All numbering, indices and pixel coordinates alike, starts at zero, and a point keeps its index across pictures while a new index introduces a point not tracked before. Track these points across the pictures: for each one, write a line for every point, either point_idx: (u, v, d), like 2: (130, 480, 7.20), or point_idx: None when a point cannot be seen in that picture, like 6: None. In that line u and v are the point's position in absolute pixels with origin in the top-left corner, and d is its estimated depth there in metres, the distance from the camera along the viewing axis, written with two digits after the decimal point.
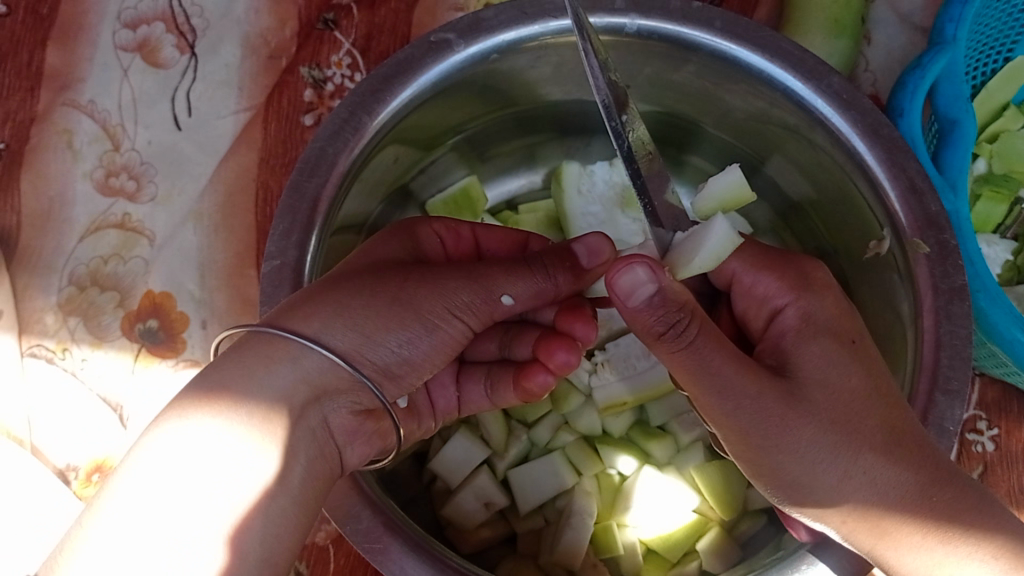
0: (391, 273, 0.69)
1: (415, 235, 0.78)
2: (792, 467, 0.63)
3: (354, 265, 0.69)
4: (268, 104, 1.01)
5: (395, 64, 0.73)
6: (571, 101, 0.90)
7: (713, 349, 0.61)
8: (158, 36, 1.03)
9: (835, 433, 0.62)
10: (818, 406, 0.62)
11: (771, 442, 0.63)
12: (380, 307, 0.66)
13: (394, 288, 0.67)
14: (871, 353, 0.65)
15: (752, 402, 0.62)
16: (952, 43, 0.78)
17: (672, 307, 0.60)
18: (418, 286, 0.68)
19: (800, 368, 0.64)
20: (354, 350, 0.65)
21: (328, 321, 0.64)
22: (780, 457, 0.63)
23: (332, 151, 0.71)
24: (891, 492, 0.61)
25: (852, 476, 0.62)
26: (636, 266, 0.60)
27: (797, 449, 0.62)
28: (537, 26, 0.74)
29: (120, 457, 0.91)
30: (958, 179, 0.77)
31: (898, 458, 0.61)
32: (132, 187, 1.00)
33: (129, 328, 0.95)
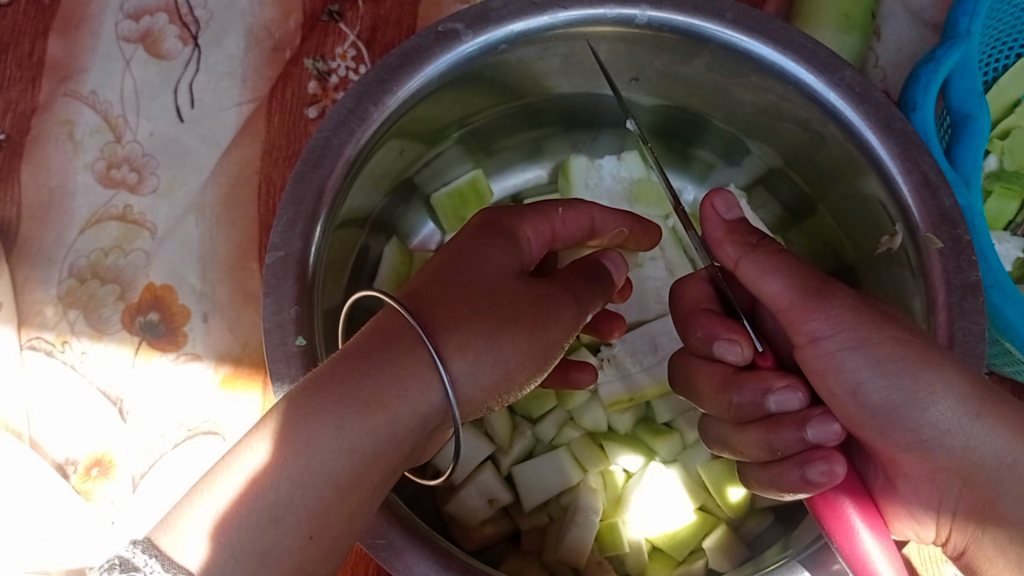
0: (522, 295, 0.64)
1: (517, 238, 0.68)
2: (878, 386, 0.65)
3: (471, 277, 0.63)
4: (272, 96, 1.00)
5: (401, 54, 0.72)
6: (579, 94, 0.89)
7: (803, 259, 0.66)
8: (161, 27, 1.03)
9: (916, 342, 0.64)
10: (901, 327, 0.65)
11: (860, 348, 0.64)
12: (524, 338, 0.62)
13: (533, 316, 0.63)
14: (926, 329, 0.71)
15: (842, 310, 0.65)
16: (966, 37, 0.77)
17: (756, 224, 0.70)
18: (550, 316, 0.64)
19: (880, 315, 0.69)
20: (488, 382, 0.62)
21: (477, 355, 0.60)
22: (868, 378, 0.65)
23: (337, 141, 0.70)
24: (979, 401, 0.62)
25: (936, 391, 0.63)
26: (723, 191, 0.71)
27: (882, 358, 0.64)
28: (547, 17, 0.73)
29: (119, 452, 0.90)
30: (971, 174, 0.77)
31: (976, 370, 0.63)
32: (134, 179, 0.99)
33: (130, 321, 0.94)
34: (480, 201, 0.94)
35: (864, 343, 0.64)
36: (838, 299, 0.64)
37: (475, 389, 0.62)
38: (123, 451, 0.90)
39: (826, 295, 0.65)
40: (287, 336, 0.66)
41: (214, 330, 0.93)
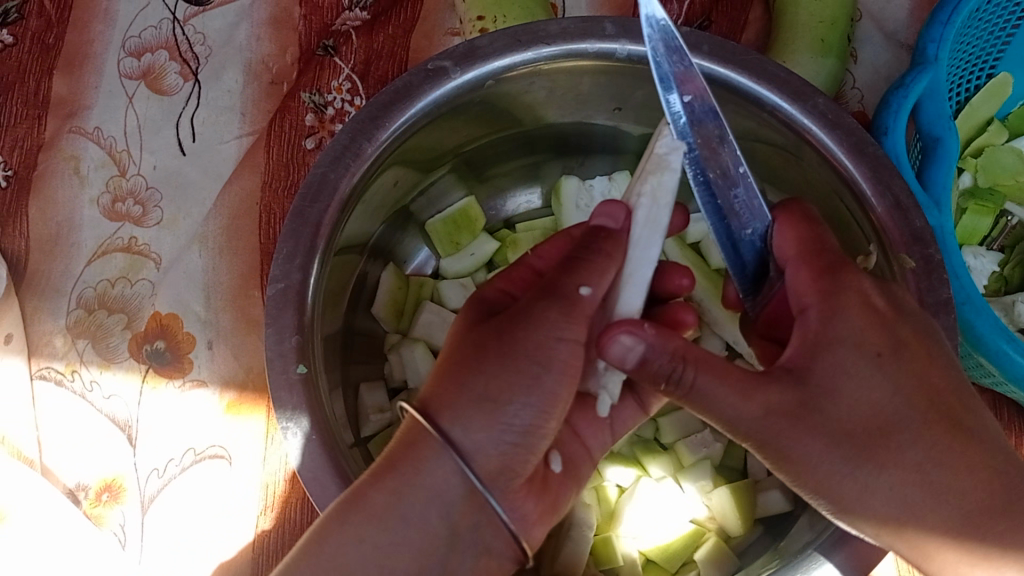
0: (487, 330, 0.62)
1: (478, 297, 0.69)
2: (827, 486, 0.59)
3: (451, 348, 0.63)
4: (270, 128, 1.03)
5: (393, 91, 0.76)
6: (570, 123, 0.92)
7: (713, 380, 0.59)
8: (162, 63, 1.06)
9: (846, 442, 0.58)
10: (831, 416, 0.58)
11: (786, 452, 0.59)
12: (490, 363, 0.59)
13: (490, 342, 0.60)
14: (907, 363, 0.59)
15: (755, 420, 0.59)
16: (933, 63, 0.81)
17: (663, 357, 0.60)
18: (518, 325, 0.61)
19: (816, 371, 0.59)
20: (490, 429, 0.59)
21: (460, 408, 0.58)
22: (803, 472, 0.60)
23: (334, 175, 0.73)
24: (915, 497, 0.57)
25: (873, 486, 0.58)
26: (619, 337, 0.61)
27: (810, 462, 0.59)
28: (532, 53, 0.76)
29: (128, 477, 0.93)
30: (942, 196, 0.80)
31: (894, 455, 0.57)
32: (139, 212, 1.02)
33: (137, 350, 0.97)
34: (473, 228, 0.96)
35: (793, 437, 0.58)
36: (749, 404, 0.59)
37: (485, 435, 0.59)
38: (133, 476, 0.93)
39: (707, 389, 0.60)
40: (289, 363, 0.69)
41: (219, 357, 0.96)
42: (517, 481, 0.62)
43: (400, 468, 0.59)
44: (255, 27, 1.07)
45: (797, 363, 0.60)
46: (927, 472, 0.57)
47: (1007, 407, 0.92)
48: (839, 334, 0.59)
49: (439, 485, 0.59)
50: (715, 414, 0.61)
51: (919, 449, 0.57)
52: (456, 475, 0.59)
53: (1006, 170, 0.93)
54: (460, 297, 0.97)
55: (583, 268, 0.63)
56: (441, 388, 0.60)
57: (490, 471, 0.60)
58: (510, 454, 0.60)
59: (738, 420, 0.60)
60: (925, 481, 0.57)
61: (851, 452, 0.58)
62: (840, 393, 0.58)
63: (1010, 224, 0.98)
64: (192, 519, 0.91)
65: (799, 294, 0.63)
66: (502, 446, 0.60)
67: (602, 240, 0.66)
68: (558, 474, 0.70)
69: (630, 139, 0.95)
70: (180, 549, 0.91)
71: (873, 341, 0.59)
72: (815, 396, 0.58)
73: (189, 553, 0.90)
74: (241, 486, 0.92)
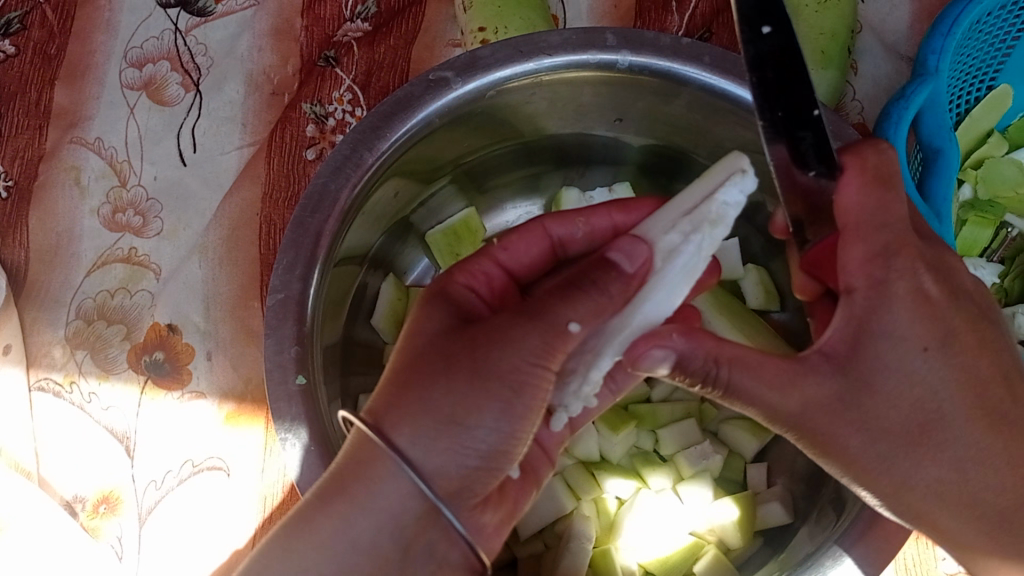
0: (458, 343, 0.60)
1: (448, 293, 0.67)
2: (863, 472, 0.60)
3: (415, 351, 0.61)
4: (270, 139, 1.03)
5: (394, 102, 0.75)
6: (572, 134, 0.92)
7: (755, 381, 0.59)
8: (163, 74, 1.06)
9: (887, 439, 0.58)
10: (875, 416, 0.58)
11: (823, 442, 0.60)
12: (458, 386, 0.58)
13: (465, 360, 0.59)
14: (958, 352, 0.59)
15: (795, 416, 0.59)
16: (935, 75, 0.81)
17: (695, 368, 0.61)
18: (492, 346, 0.59)
19: (867, 364, 0.58)
20: (449, 451, 0.58)
21: (419, 426, 0.58)
22: (838, 458, 0.60)
23: (334, 186, 0.73)
24: (950, 487, 0.60)
25: (911, 478, 0.60)
26: (652, 350, 0.62)
27: (847, 452, 0.59)
28: (533, 64, 0.76)
29: (125, 489, 0.92)
30: (942, 208, 0.80)
31: (934, 451, 0.59)
32: (139, 223, 1.02)
33: (135, 360, 0.96)
34: (474, 238, 0.96)
35: (834, 431, 0.59)
36: (788, 402, 0.58)
37: (443, 457, 0.58)
38: (131, 488, 0.92)
39: (745, 390, 0.59)
40: (288, 375, 0.69)
41: (218, 368, 0.96)
42: (475, 500, 0.62)
43: (352, 489, 0.59)
44: (256, 39, 1.07)
45: (840, 350, 0.59)
46: (963, 468, 0.59)
47: None
48: (886, 326, 0.58)
49: (409, 491, 0.58)
50: (750, 404, 0.60)
51: (961, 444, 0.59)
52: (414, 498, 0.58)
53: (1006, 182, 0.93)
54: None
55: (575, 298, 0.60)
56: (403, 401, 0.58)
57: (448, 490, 0.59)
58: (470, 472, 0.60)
59: (776, 409, 0.59)
60: (960, 474, 0.59)
61: (894, 445, 0.58)
62: (880, 388, 0.57)
63: (1010, 235, 0.98)
64: (191, 531, 0.91)
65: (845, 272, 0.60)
66: (463, 466, 0.59)
67: (609, 280, 0.63)
68: (515, 485, 0.69)
69: (630, 150, 0.95)
70: (179, 561, 0.90)
71: (920, 334, 0.58)
72: (856, 392, 0.58)
73: (187, 564, 0.90)
74: (238, 497, 0.92)
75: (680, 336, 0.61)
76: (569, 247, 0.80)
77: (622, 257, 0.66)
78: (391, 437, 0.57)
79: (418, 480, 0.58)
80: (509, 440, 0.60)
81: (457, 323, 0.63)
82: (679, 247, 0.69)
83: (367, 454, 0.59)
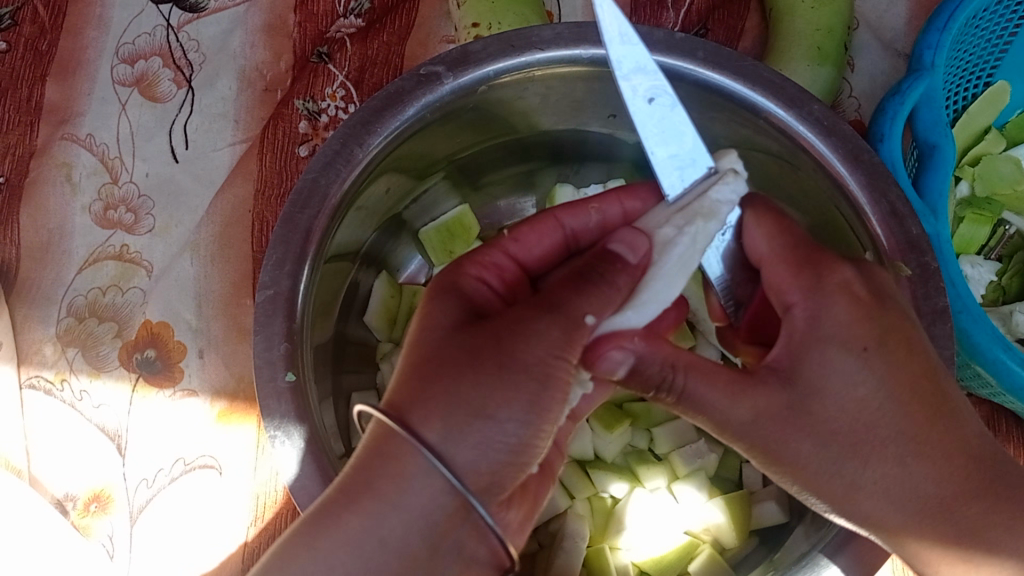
0: (481, 332, 0.59)
1: (455, 286, 0.66)
2: (819, 480, 0.61)
3: (431, 344, 0.59)
4: (263, 136, 1.03)
5: (386, 96, 0.75)
6: (567, 130, 0.91)
7: (702, 386, 0.60)
8: (156, 70, 1.06)
9: (836, 444, 0.59)
10: (820, 419, 0.59)
11: (777, 451, 0.61)
12: (485, 377, 0.57)
13: (490, 351, 0.57)
14: (895, 354, 0.59)
15: (745, 425, 0.60)
16: (930, 69, 0.80)
17: (652, 371, 0.63)
18: (520, 336, 0.58)
19: (806, 371, 0.59)
20: (476, 449, 0.57)
21: (449, 419, 0.56)
22: (794, 470, 0.62)
23: (324, 182, 0.72)
24: (902, 493, 0.60)
25: (861, 485, 0.60)
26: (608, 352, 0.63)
27: (799, 460, 0.60)
28: (525, 58, 0.75)
29: (116, 488, 0.92)
30: (938, 203, 0.79)
31: (880, 454, 0.59)
32: (130, 220, 1.01)
33: (127, 358, 0.96)
34: (467, 235, 0.95)
35: (785, 440, 0.60)
36: (738, 410, 0.60)
37: (474, 454, 0.57)
38: (122, 486, 0.92)
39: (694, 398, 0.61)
40: (277, 372, 0.68)
41: (210, 366, 0.95)
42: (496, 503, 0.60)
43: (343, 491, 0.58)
44: (249, 35, 1.06)
45: (784, 363, 0.60)
46: (910, 468, 0.59)
47: (1007, 420, 0.91)
48: (825, 332, 0.59)
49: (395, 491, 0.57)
50: (701, 414, 0.62)
51: (903, 444, 0.59)
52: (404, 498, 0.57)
53: (1005, 179, 0.93)
54: None
55: (591, 292, 0.62)
56: (428, 394, 0.57)
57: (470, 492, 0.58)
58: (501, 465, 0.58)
59: (724, 422, 0.61)
60: (908, 475, 0.59)
61: (842, 450, 0.59)
62: (826, 391, 0.59)
63: (1008, 234, 0.97)
64: (182, 530, 0.91)
65: (780, 291, 0.63)
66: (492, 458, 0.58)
67: (616, 272, 0.64)
68: (536, 477, 0.68)
69: (624, 147, 0.94)
70: (170, 562, 0.90)
71: (860, 335, 0.59)
72: (803, 397, 0.59)
73: (180, 565, 0.90)
74: (230, 496, 0.91)
75: (640, 340, 0.63)
76: (580, 239, 0.78)
77: (623, 248, 0.67)
78: (421, 432, 0.55)
79: (452, 478, 0.56)
80: (535, 436, 0.59)
81: (469, 317, 0.62)
82: (673, 240, 0.68)
83: (392, 451, 0.57)
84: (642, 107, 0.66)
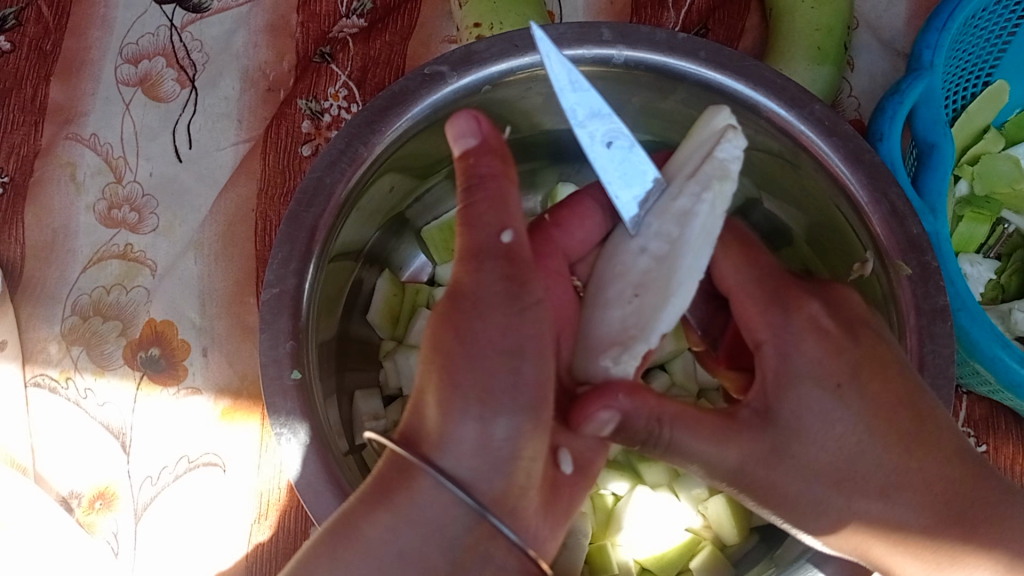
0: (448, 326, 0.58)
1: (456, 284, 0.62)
2: (804, 515, 0.63)
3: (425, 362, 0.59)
4: (266, 135, 1.03)
5: (390, 96, 0.75)
6: (569, 130, 0.92)
7: (688, 436, 0.61)
8: (160, 70, 1.06)
9: (821, 482, 0.61)
10: (800, 462, 0.61)
11: (765, 491, 0.62)
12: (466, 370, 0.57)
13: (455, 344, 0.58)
14: (868, 390, 0.60)
15: (730, 468, 0.62)
16: (929, 68, 0.81)
17: (636, 431, 0.62)
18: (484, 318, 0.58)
19: (780, 414, 0.61)
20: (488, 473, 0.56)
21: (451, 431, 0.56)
22: (779, 507, 0.63)
23: (329, 180, 0.73)
24: (887, 523, 0.61)
25: (847, 518, 0.62)
26: (600, 411, 0.60)
27: (785, 497, 0.62)
28: (527, 58, 0.76)
29: (121, 485, 0.92)
30: (938, 202, 0.79)
31: (859, 489, 0.61)
32: (134, 219, 1.02)
33: (131, 356, 0.96)
34: None
35: (770, 482, 0.62)
36: (726, 455, 0.61)
37: (479, 464, 0.57)
38: (126, 484, 0.92)
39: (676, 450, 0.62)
40: (283, 370, 0.69)
41: (214, 364, 0.96)
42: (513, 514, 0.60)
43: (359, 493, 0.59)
44: (252, 35, 1.07)
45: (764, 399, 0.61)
46: (892, 497, 0.61)
47: (1007, 418, 0.92)
48: (798, 370, 0.61)
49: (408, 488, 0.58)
50: (687, 461, 0.63)
51: (883, 476, 0.60)
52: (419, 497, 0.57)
53: (1003, 178, 0.93)
54: None
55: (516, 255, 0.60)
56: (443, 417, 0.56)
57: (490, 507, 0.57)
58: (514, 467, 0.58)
59: (714, 464, 0.62)
60: (891, 503, 0.61)
61: (828, 486, 0.61)
62: (804, 432, 0.60)
63: (1007, 232, 0.98)
64: (186, 529, 0.91)
65: (753, 329, 0.65)
66: (504, 465, 0.57)
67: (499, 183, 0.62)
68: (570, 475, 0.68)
69: None
70: (175, 559, 0.90)
71: (830, 372, 0.61)
72: (785, 441, 0.60)
73: (184, 562, 0.90)
74: (234, 494, 0.92)
75: (625, 396, 0.60)
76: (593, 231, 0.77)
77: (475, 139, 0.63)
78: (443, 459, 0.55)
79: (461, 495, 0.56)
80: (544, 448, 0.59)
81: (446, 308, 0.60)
82: (693, 209, 0.68)
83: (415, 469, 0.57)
84: (603, 153, 0.65)
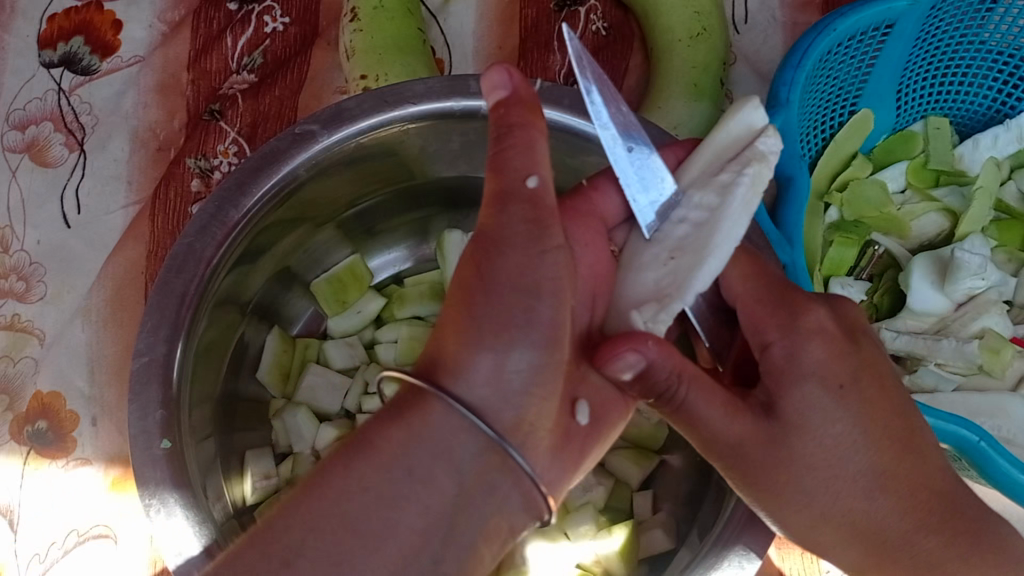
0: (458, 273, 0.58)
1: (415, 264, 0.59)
2: (783, 507, 0.63)
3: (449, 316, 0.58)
4: (156, 197, 1.01)
5: (261, 157, 0.74)
6: (455, 177, 0.91)
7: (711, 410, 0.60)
8: (47, 135, 1.04)
9: (812, 476, 0.61)
10: (798, 454, 0.60)
11: (745, 476, 0.62)
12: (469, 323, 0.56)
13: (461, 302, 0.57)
14: (857, 396, 0.61)
15: (728, 446, 0.61)
16: (785, 105, 0.82)
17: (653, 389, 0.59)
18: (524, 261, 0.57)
19: (789, 404, 0.60)
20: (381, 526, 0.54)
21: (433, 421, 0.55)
22: (759, 498, 0.64)
23: (199, 247, 0.71)
24: (859, 522, 0.63)
25: (830, 513, 0.63)
26: (625, 352, 0.56)
27: (774, 488, 0.62)
28: (396, 112, 0.75)
29: (9, 565, 0.89)
30: (794, 233, 0.81)
31: (850, 488, 0.62)
32: (22, 288, 0.99)
33: (18, 431, 0.93)
34: (361, 285, 0.94)
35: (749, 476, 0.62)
36: (730, 433, 0.60)
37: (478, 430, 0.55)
38: (14, 563, 0.89)
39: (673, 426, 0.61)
40: (152, 440, 0.67)
41: (104, 434, 0.93)
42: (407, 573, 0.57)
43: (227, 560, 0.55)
44: (141, 95, 1.05)
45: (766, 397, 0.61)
46: (873, 498, 0.62)
47: None
48: (806, 369, 0.60)
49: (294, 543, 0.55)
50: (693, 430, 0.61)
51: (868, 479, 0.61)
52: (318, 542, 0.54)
53: (871, 204, 0.95)
54: (349, 359, 0.94)
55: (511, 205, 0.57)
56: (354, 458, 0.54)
57: None
58: (527, 401, 0.57)
59: (714, 438, 0.61)
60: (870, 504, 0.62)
61: (820, 479, 0.61)
62: (807, 426, 0.60)
63: (876, 253, 1.01)
64: None
65: (761, 330, 0.63)
66: (516, 397, 0.57)
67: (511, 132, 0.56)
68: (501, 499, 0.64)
69: None
70: None
71: (838, 372, 0.60)
72: (786, 431, 0.60)
73: None
74: (126, 567, 0.89)
75: (656, 343, 0.56)
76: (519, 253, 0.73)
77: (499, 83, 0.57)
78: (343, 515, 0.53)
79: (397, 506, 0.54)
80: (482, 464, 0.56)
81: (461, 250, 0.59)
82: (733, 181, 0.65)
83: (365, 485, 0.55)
84: (625, 156, 0.64)
